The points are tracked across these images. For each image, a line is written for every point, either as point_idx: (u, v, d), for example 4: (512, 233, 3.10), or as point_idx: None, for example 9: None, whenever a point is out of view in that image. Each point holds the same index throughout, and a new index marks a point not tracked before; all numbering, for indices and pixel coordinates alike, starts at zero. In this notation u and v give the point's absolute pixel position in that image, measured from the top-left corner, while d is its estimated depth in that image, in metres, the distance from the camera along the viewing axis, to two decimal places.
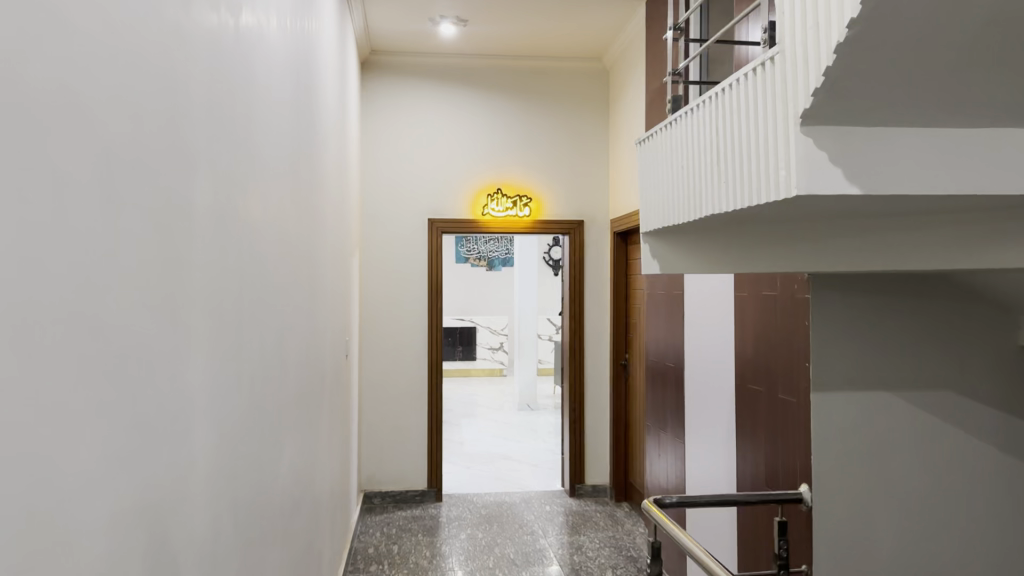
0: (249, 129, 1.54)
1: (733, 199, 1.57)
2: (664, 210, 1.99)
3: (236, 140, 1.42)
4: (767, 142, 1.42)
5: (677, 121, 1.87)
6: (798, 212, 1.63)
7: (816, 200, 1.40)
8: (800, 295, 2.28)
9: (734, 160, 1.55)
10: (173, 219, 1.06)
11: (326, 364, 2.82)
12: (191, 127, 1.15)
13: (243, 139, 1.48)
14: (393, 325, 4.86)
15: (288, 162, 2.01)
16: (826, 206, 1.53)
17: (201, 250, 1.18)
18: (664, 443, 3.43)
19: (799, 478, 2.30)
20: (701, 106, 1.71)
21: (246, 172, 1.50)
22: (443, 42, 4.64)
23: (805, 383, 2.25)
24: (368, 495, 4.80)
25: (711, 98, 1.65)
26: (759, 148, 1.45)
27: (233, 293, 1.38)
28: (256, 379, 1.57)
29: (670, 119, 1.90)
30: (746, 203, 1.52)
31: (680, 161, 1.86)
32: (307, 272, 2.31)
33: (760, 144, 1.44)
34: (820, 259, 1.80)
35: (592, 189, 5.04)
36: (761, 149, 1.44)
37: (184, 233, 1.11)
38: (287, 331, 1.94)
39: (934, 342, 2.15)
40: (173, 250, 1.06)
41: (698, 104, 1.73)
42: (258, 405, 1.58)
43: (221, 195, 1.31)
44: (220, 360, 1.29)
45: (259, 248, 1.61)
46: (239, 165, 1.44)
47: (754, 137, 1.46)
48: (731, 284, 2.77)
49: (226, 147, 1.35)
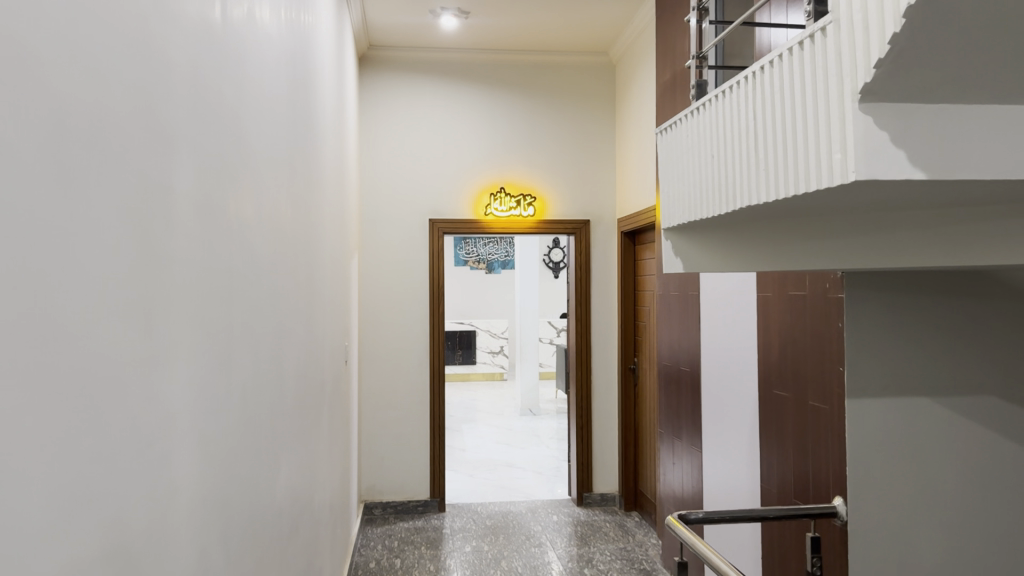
0: (239, 113, 1.38)
1: (774, 187, 1.42)
2: (689, 205, 1.84)
3: (226, 124, 1.27)
4: (815, 122, 1.27)
5: (705, 106, 1.72)
6: (847, 204, 1.48)
7: (872, 187, 1.24)
8: (832, 295, 2.13)
9: (776, 145, 1.40)
10: (150, 210, 0.91)
11: (325, 371, 2.66)
12: (171, 105, 0.99)
13: (232, 124, 1.32)
14: (393, 329, 4.71)
15: (283, 154, 1.85)
16: (878, 196, 1.38)
17: (183, 248, 1.03)
18: (679, 450, 3.28)
19: (831, 491, 2.15)
20: (735, 88, 1.56)
21: (236, 162, 1.34)
22: (443, 36, 4.50)
23: (839, 390, 2.10)
24: (368, 507, 4.64)
25: (747, 78, 1.50)
26: (806, 131, 1.30)
27: (221, 296, 1.22)
28: (248, 391, 1.41)
29: (697, 104, 1.74)
30: (790, 192, 1.37)
31: (708, 149, 1.71)
32: (304, 273, 2.15)
33: (808, 126, 1.29)
34: (855, 260, 1.62)
35: (598, 188, 4.89)
36: (808, 132, 1.29)
37: (163, 227, 0.95)
38: (283, 337, 1.78)
39: (977, 343, 2.00)
40: (150, 245, 0.91)
41: (731, 85, 1.57)
42: (250, 421, 1.42)
43: (209, 187, 1.15)
44: (208, 373, 1.14)
45: (251, 247, 1.45)
46: (228, 152, 1.28)
47: (800, 120, 1.31)
48: (752, 283, 2.62)
49: (213, 130, 1.19)
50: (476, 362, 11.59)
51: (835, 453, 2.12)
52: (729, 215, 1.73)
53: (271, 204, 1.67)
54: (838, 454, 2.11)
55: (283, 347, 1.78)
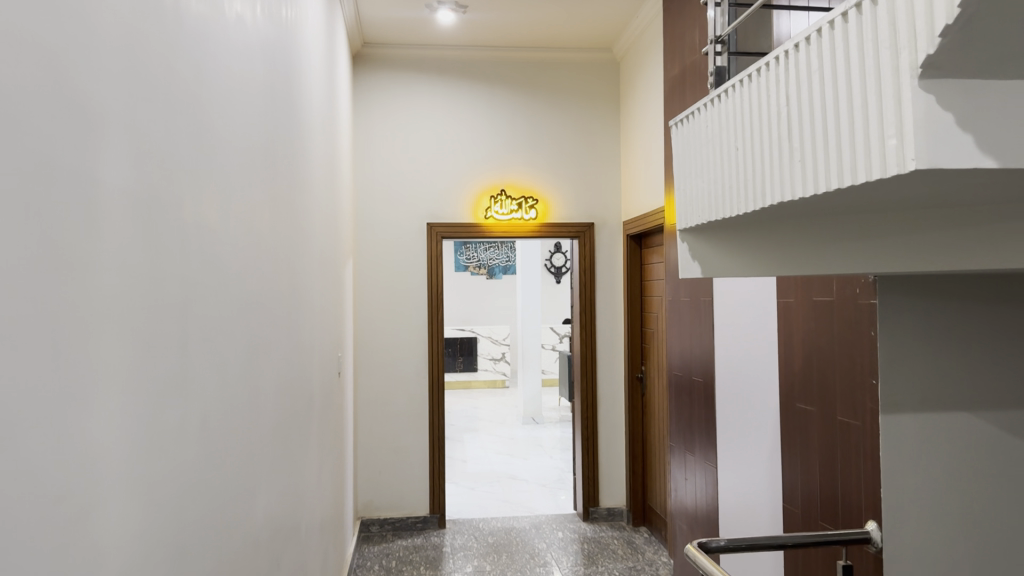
0: (198, 98, 1.20)
1: (812, 181, 1.24)
2: (709, 203, 1.66)
3: (179, 105, 1.10)
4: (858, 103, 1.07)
5: (728, 93, 1.52)
6: (891, 200, 1.28)
7: (928, 182, 1.04)
8: (863, 301, 1.95)
9: (814, 131, 1.22)
10: (55, 199, 0.73)
11: (314, 386, 2.48)
12: (94, 74, 0.82)
13: (188, 107, 1.14)
14: (389, 338, 4.53)
15: (260, 150, 1.68)
16: (932, 194, 1.19)
17: (113, 249, 0.85)
18: (692, 465, 3.11)
19: (864, 515, 1.97)
20: (766, 70, 1.36)
21: (193, 152, 1.16)
22: (440, 33, 4.34)
23: (873, 405, 1.92)
24: (365, 523, 4.46)
25: (779, 58, 1.32)
26: (847, 115, 1.11)
27: (172, 307, 1.05)
28: (211, 415, 1.23)
29: (718, 91, 1.56)
30: (829, 186, 1.18)
31: (732, 141, 1.52)
32: (288, 281, 1.98)
33: (851, 109, 1.09)
34: (897, 265, 1.41)
35: (601, 190, 4.73)
36: (850, 116, 1.10)
37: (79, 221, 0.78)
38: (260, 351, 1.61)
39: (985, 341, 1.79)
40: (56, 242, 0.73)
41: (763, 67, 1.37)
42: (214, 449, 1.25)
43: (153, 176, 0.98)
44: (151, 401, 0.96)
45: (216, 249, 1.28)
46: (182, 141, 1.11)
47: (841, 101, 1.12)
48: (771, 287, 2.45)
49: (158, 111, 1.01)
50: (476, 370, 11.41)
51: (868, 473, 1.95)
52: (756, 214, 1.54)
53: (244, 201, 1.50)
54: (873, 474, 1.93)
55: (260, 362, 1.61)
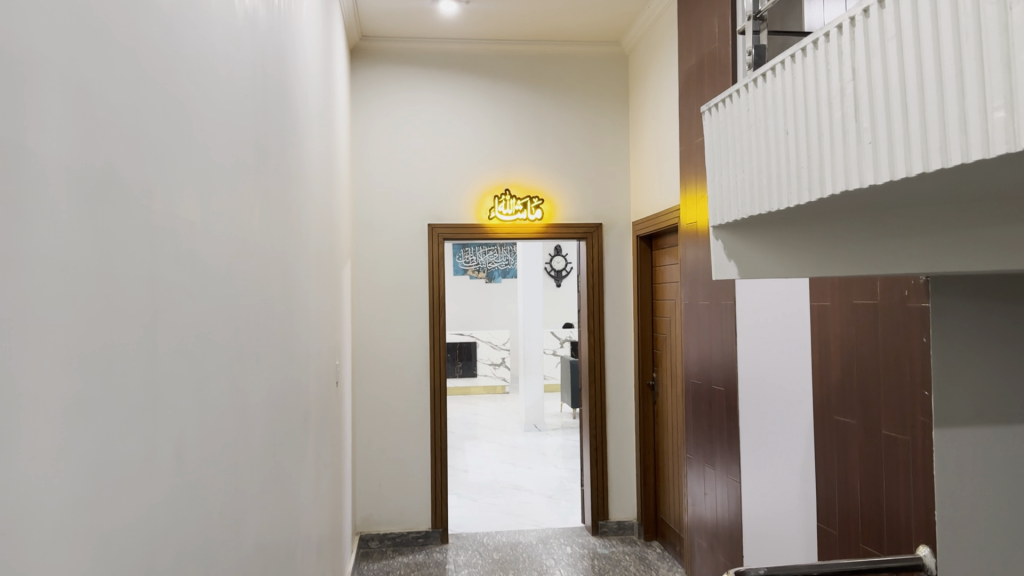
0: (168, 65, 1.01)
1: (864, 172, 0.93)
2: (741, 205, 1.34)
3: (144, 70, 0.91)
4: (890, 78, 0.86)
5: (769, 74, 1.21)
6: (933, 197, 1.03)
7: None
8: (912, 304, 1.78)
9: (831, 124, 1.00)
10: None
11: (310, 396, 2.29)
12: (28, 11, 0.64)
13: (153, 75, 0.95)
14: (389, 344, 4.35)
15: (249, 135, 1.50)
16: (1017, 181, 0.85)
17: (54, 232, 0.68)
18: (711, 478, 2.94)
19: (914, 539, 1.79)
20: (809, 50, 1.06)
21: (159, 130, 0.97)
22: (442, 25, 4.17)
23: (922, 417, 1.76)
24: (364, 539, 4.26)
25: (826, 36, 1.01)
26: (874, 97, 0.89)
27: (141, 311, 0.88)
28: (187, 439, 1.05)
29: (758, 74, 1.24)
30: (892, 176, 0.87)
31: (772, 133, 1.20)
32: (281, 283, 1.79)
33: (880, 93, 0.87)
34: (941, 273, 1.17)
35: (610, 190, 4.56)
36: (880, 99, 0.88)
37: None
38: (248, 363, 1.43)
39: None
40: None
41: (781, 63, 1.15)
42: (192, 480, 1.06)
43: (107, 151, 0.80)
44: (111, 423, 0.79)
45: (194, 245, 1.10)
46: (145, 113, 0.92)
47: (868, 80, 0.90)
48: (803, 289, 2.28)
49: (119, 73, 0.83)
50: (476, 375, 11.02)
51: (920, 490, 1.77)
52: (776, 213, 1.29)
53: (230, 191, 1.32)
54: (925, 495, 1.75)
55: (248, 378, 1.42)
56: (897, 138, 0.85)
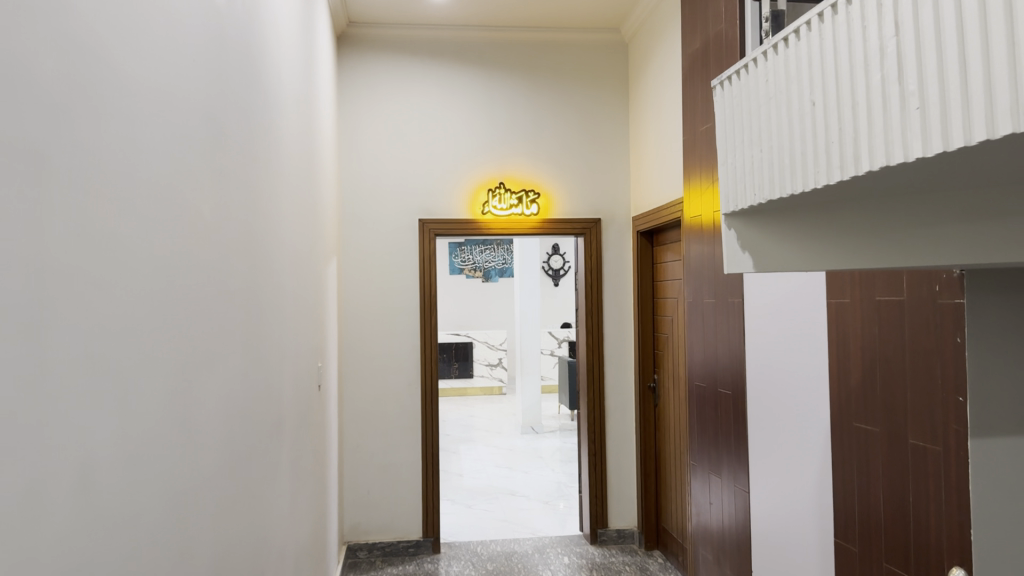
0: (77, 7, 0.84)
1: (923, 144, 0.70)
2: (745, 196, 1.09)
3: (30, 5, 0.74)
4: (949, 30, 0.67)
5: (782, 45, 0.96)
6: (990, 176, 0.82)
7: None
8: (942, 300, 1.62)
9: (851, 97, 0.81)
10: None
11: (286, 400, 2.13)
12: None
13: (51, 16, 0.78)
14: (377, 345, 4.18)
15: (203, 106, 1.32)
16: None
17: None
18: (717, 486, 2.78)
19: (945, 560, 1.62)
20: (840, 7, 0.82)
21: (60, 84, 0.80)
22: (434, 10, 4.00)
23: (952, 425, 1.60)
24: (352, 549, 4.09)
25: None
26: (923, 57, 0.70)
27: (24, 296, 0.72)
28: (98, 460, 0.87)
29: (767, 45, 0.99)
30: (968, 141, 0.65)
31: (786, 110, 0.96)
32: (244, 278, 1.61)
33: (932, 50, 0.69)
34: (974, 265, 0.98)
35: (609, 182, 4.39)
36: (930, 58, 0.69)
37: None
38: (197, 370, 1.25)
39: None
40: None
41: (784, 42, 0.96)
42: (104, 513, 0.88)
43: None
44: None
45: (113, 229, 0.92)
46: (37, 56, 0.75)
47: (913, 35, 0.71)
48: (821, 286, 2.11)
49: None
50: (472, 376, 10.86)
51: (951, 506, 1.60)
52: (784, 202, 1.05)
53: (174, 171, 1.15)
54: (956, 513, 1.58)
55: (198, 385, 1.26)
56: (980, 98, 0.64)
